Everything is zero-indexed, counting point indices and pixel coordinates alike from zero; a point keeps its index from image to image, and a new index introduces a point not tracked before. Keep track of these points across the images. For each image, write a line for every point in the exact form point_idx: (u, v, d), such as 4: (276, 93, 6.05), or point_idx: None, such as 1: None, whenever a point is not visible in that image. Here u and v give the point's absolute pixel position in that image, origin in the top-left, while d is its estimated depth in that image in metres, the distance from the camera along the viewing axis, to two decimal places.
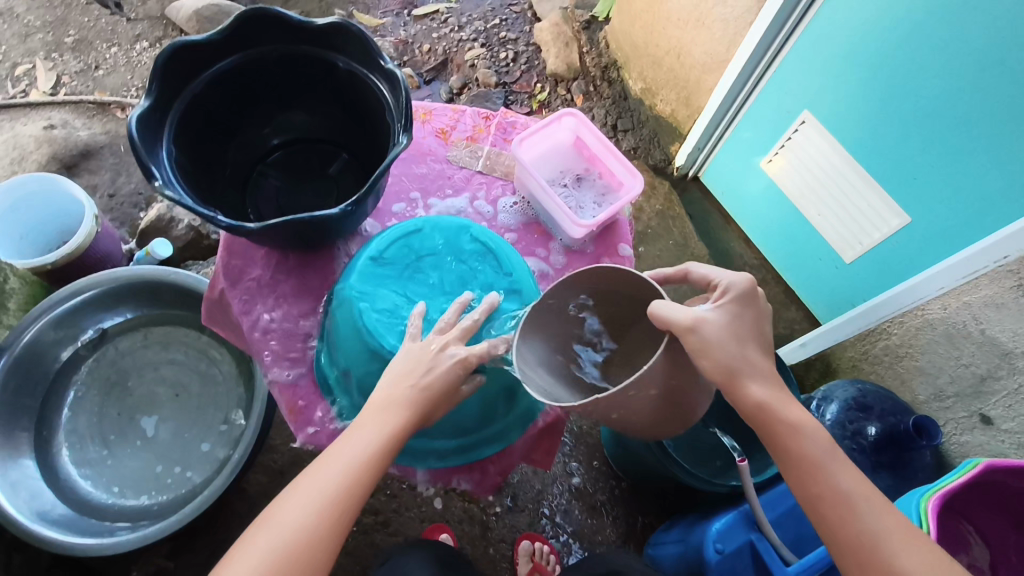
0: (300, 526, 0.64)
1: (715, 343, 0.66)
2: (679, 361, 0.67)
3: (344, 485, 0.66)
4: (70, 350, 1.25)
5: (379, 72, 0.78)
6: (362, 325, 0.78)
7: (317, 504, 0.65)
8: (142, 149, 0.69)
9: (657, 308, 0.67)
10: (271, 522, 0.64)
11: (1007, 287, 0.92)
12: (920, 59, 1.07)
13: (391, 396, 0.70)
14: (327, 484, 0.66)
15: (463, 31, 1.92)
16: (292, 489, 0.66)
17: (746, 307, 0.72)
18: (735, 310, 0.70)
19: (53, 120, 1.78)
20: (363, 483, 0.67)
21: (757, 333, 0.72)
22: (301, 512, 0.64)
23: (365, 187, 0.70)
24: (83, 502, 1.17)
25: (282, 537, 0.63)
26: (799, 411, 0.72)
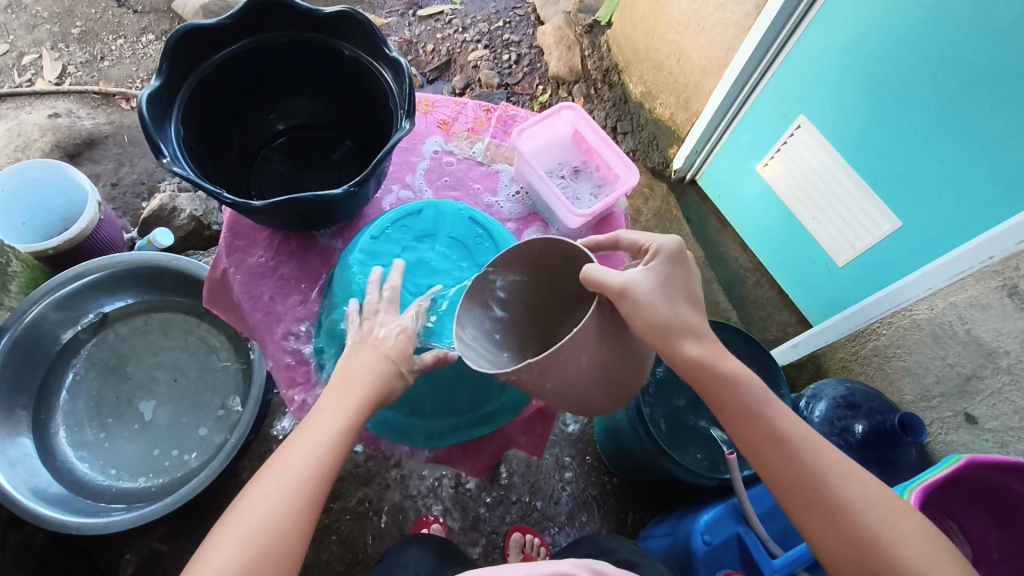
0: (269, 520, 0.60)
1: (652, 304, 0.68)
2: (611, 324, 0.69)
3: (308, 474, 0.63)
4: (71, 332, 1.26)
5: (383, 60, 0.81)
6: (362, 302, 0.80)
7: (282, 497, 0.61)
8: (151, 125, 0.70)
9: (585, 274, 0.68)
10: (235, 521, 0.60)
11: (992, 287, 0.95)
12: (913, 66, 1.10)
13: (349, 376, 0.70)
14: (291, 474, 0.63)
15: (466, 33, 1.95)
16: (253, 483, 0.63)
17: (674, 270, 0.72)
18: (663, 272, 0.71)
19: (58, 109, 1.80)
20: (328, 472, 0.64)
21: (686, 295, 0.73)
22: (266, 506, 0.61)
23: (368, 169, 0.73)
24: (79, 483, 1.18)
25: (250, 533, 0.59)
26: None
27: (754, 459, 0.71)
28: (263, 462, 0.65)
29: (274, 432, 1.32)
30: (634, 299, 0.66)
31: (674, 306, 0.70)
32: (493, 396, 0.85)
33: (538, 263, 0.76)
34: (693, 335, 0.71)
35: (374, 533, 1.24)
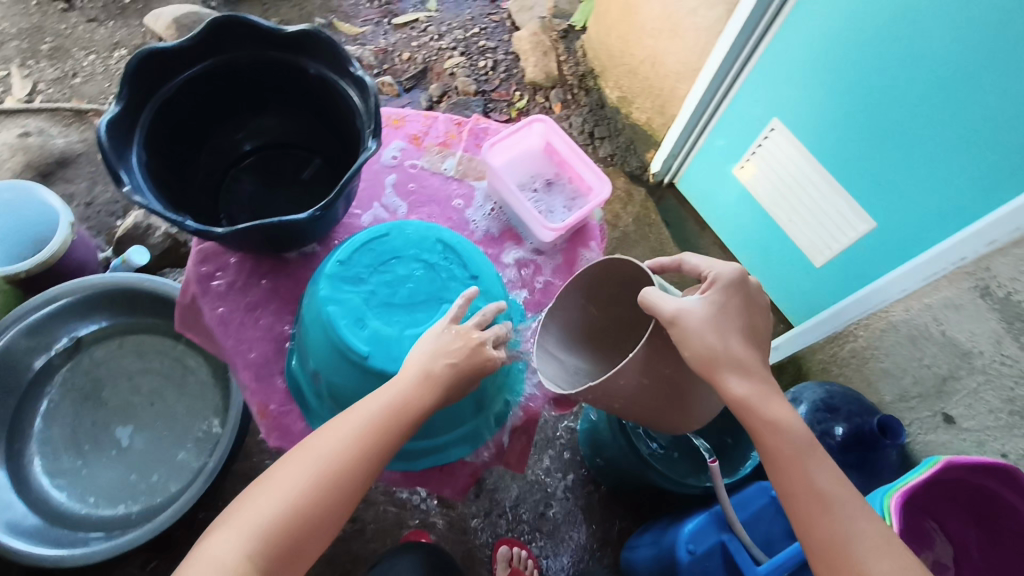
0: (333, 459, 0.70)
1: (702, 333, 0.72)
2: (665, 346, 0.75)
3: (374, 436, 0.71)
4: (44, 358, 1.25)
5: (349, 78, 0.80)
6: (332, 326, 0.79)
7: (348, 450, 0.70)
8: (111, 153, 0.69)
9: (642, 295, 0.74)
10: (305, 459, 0.70)
11: (964, 289, 0.95)
12: (883, 68, 1.10)
13: (431, 367, 0.73)
14: (357, 431, 0.71)
15: (442, 40, 1.94)
16: (325, 428, 0.72)
17: (738, 297, 0.76)
18: (729, 300, 0.75)
19: (29, 127, 1.77)
20: (393, 437, 0.72)
21: (741, 322, 0.75)
22: (332, 453, 0.70)
23: (334, 192, 0.71)
24: (56, 513, 1.16)
25: (312, 472, 0.69)
26: (779, 411, 0.73)
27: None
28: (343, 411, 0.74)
29: (256, 453, 1.30)
30: (682, 327, 0.71)
31: (733, 331, 0.74)
32: (469, 415, 0.84)
33: (602, 284, 0.85)
34: (742, 370, 0.73)
35: (359, 552, 1.23)
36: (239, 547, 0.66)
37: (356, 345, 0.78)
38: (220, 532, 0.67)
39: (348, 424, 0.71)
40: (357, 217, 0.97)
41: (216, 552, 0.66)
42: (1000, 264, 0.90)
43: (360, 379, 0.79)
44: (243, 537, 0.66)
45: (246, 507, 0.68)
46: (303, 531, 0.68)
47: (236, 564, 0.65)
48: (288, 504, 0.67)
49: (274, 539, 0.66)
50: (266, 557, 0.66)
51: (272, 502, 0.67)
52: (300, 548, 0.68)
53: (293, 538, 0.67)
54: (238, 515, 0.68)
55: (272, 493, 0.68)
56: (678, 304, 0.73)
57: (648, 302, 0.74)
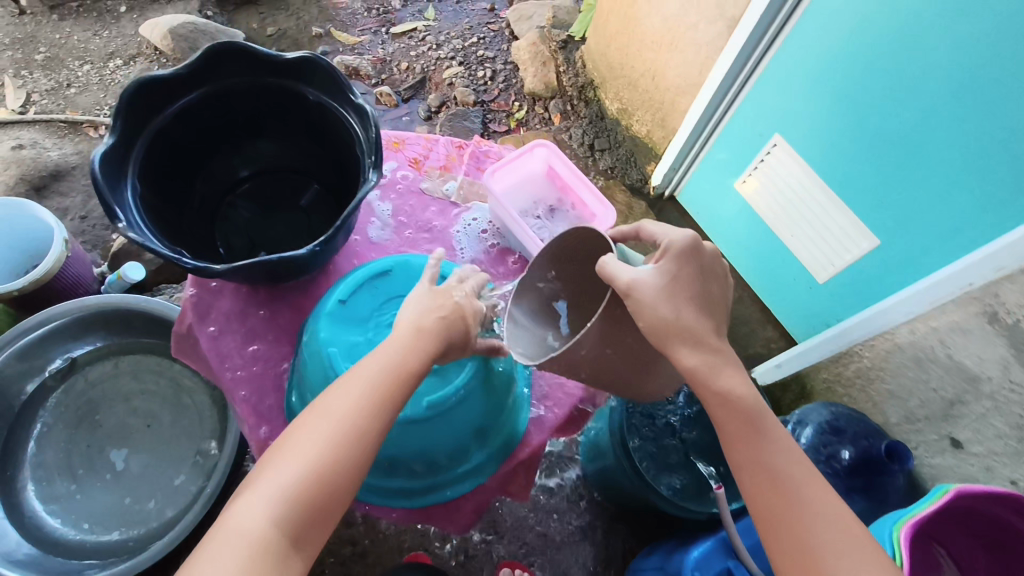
0: (352, 413, 0.65)
1: (657, 305, 0.67)
2: (620, 317, 0.70)
3: (390, 387, 0.67)
4: (36, 382, 1.24)
5: (349, 105, 0.78)
6: (331, 367, 0.76)
7: (367, 401, 0.65)
8: (105, 188, 0.67)
9: (598, 264, 0.70)
10: (323, 417, 0.65)
11: (972, 313, 0.94)
12: (888, 86, 1.09)
13: (422, 323, 0.71)
14: (371, 383, 0.67)
15: (440, 50, 1.93)
16: (338, 386, 0.67)
17: (699, 267, 0.70)
18: (689, 267, 0.69)
19: (22, 139, 1.74)
20: (407, 388, 0.67)
21: (696, 291, 0.69)
22: (351, 407, 0.65)
23: (334, 227, 0.70)
24: (50, 540, 1.15)
25: (333, 428, 0.64)
26: (790, 441, 0.69)
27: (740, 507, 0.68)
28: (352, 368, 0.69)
29: None
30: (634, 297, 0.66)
31: (689, 301, 0.68)
32: (474, 447, 0.83)
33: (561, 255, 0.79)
34: (693, 341, 0.68)
35: None
36: (266, 511, 0.60)
37: None
38: (241, 502, 0.61)
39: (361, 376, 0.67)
40: (358, 240, 0.96)
41: (240, 521, 0.59)
42: (1008, 290, 0.89)
43: None
44: (268, 502, 0.60)
45: (267, 472, 0.62)
46: (331, 489, 0.63)
47: (262, 531, 0.59)
48: (312, 463, 0.62)
49: (303, 500, 0.61)
50: (295, 520, 0.61)
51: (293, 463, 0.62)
52: (329, 507, 0.63)
53: (323, 498, 0.62)
54: (258, 482, 0.62)
55: (292, 454, 0.63)
56: (633, 274, 0.68)
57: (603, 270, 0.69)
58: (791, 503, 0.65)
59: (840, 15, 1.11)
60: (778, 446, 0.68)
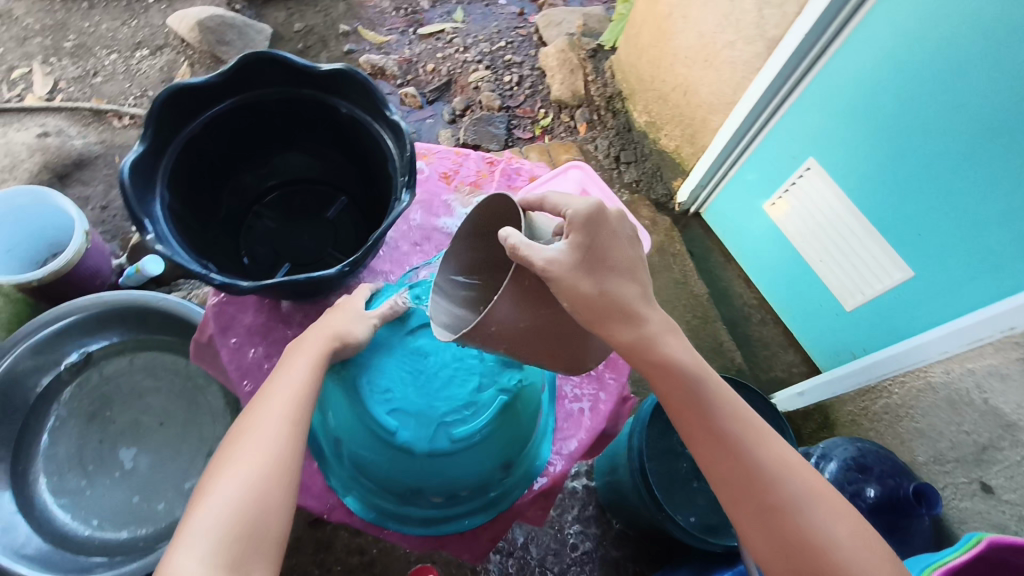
0: (258, 438, 0.66)
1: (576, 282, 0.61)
2: (535, 293, 0.63)
3: (297, 407, 0.69)
4: (51, 376, 1.23)
5: (383, 121, 0.77)
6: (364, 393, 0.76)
7: (279, 424, 0.67)
8: (133, 198, 0.66)
9: (505, 245, 0.60)
10: (241, 448, 0.65)
11: (1012, 358, 0.91)
12: (928, 119, 1.06)
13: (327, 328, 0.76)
14: (273, 407, 0.69)
15: (467, 52, 1.91)
16: (244, 423, 0.68)
17: (609, 236, 0.64)
18: (599, 237, 0.63)
19: (48, 127, 1.75)
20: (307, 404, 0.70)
21: (619, 261, 0.64)
22: (266, 433, 0.66)
23: (364, 247, 0.69)
24: (60, 535, 1.15)
25: (244, 457, 0.65)
26: (826, 488, 0.67)
27: (748, 533, 0.66)
28: (253, 401, 0.71)
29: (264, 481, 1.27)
30: (551, 274, 0.59)
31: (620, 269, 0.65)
32: (498, 479, 0.81)
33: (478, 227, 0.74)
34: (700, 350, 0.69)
35: None
36: (199, 554, 0.59)
37: (383, 426, 0.74)
38: (175, 556, 0.60)
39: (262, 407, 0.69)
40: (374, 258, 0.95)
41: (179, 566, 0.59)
42: None
43: (385, 453, 0.76)
44: (204, 538, 0.60)
45: (194, 521, 0.62)
46: (259, 513, 0.62)
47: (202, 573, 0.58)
48: (240, 492, 0.62)
49: (236, 533, 0.61)
50: (232, 553, 0.60)
51: (223, 496, 0.62)
52: (266, 531, 0.62)
53: (254, 525, 0.62)
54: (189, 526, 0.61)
55: (213, 492, 0.63)
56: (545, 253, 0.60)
57: (510, 250, 0.60)
58: (818, 534, 0.63)
59: (885, 40, 1.07)
60: (812, 493, 0.66)
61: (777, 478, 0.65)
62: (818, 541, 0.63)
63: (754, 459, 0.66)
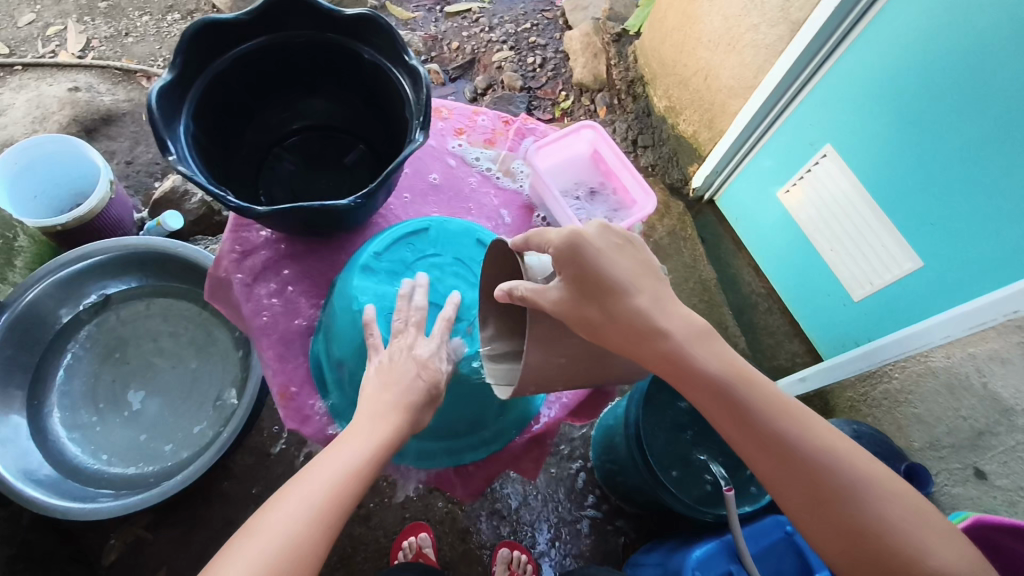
0: (284, 535, 0.57)
1: (584, 306, 0.63)
2: (552, 332, 0.67)
3: (326, 506, 0.60)
4: (72, 313, 1.27)
5: (402, 66, 0.78)
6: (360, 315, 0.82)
7: (298, 523, 0.58)
8: (159, 122, 0.69)
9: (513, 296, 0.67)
10: (256, 543, 0.56)
11: (1013, 343, 0.92)
12: (948, 107, 1.06)
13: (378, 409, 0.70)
14: (309, 496, 0.60)
15: (492, 33, 1.92)
16: (268, 508, 0.60)
17: (599, 257, 0.62)
18: (579, 254, 0.62)
19: (79, 83, 1.79)
20: (347, 499, 0.62)
21: (622, 264, 0.63)
22: (282, 526, 0.58)
23: (377, 181, 0.71)
24: (70, 465, 1.18)
25: (260, 548, 0.56)
26: None
27: (798, 519, 0.62)
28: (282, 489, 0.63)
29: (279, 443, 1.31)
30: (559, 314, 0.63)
31: (632, 285, 0.62)
32: (493, 418, 0.87)
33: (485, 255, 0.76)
34: None
35: (362, 537, 1.24)
36: None
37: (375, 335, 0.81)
38: None
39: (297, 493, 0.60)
40: (434, 180, 1.03)
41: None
42: None
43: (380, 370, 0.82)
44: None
45: None
46: None
47: None
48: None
49: None
50: None
51: None
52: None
53: None
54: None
55: None
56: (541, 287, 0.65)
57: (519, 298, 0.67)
58: (870, 519, 0.59)
59: (908, 27, 1.07)
60: None
61: (829, 470, 0.60)
62: (870, 530, 0.58)
63: (801, 455, 0.60)
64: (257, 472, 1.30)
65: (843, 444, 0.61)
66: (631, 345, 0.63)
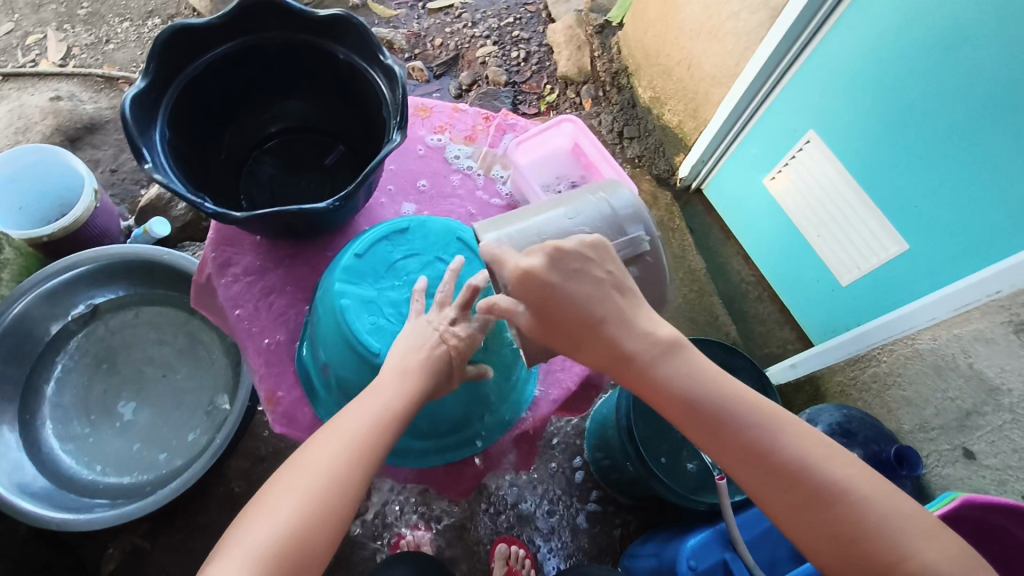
0: (330, 471, 0.63)
1: (556, 331, 0.67)
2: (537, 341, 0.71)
3: (366, 442, 0.66)
4: (60, 324, 1.26)
5: (377, 66, 0.78)
6: (344, 322, 0.81)
7: (335, 460, 0.63)
8: (134, 130, 0.68)
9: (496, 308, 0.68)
10: (304, 475, 0.63)
11: (997, 322, 0.93)
12: (926, 90, 1.06)
13: (405, 364, 0.72)
14: (352, 434, 0.66)
15: (476, 28, 1.91)
16: (314, 441, 0.66)
17: (557, 285, 0.65)
18: (533, 295, 0.66)
19: (61, 92, 1.78)
20: (388, 434, 0.67)
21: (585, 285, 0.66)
22: (328, 460, 0.63)
23: (355, 183, 0.71)
24: (63, 477, 1.18)
25: (310, 480, 0.62)
26: None
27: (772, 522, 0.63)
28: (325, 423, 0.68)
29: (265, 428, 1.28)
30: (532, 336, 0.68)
31: (598, 308, 0.65)
32: (482, 416, 0.88)
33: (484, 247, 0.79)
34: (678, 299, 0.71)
35: (360, 538, 1.24)
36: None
37: (364, 345, 0.80)
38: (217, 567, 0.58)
39: (340, 434, 0.66)
40: (422, 186, 1.03)
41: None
42: None
43: (368, 377, 0.81)
44: (242, 566, 0.57)
45: (241, 537, 0.59)
46: (311, 544, 0.60)
47: None
48: (286, 528, 0.59)
49: (279, 561, 0.58)
50: None
51: (277, 518, 0.60)
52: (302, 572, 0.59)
53: (303, 557, 0.59)
54: (228, 551, 0.59)
55: (268, 520, 0.60)
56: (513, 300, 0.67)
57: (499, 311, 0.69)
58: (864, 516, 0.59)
59: (885, 10, 1.07)
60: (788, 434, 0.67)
61: (805, 472, 0.61)
62: (849, 527, 0.59)
63: (773, 458, 0.61)
64: (253, 477, 1.30)
65: (821, 448, 0.62)
66: (611, 363, 0.66)
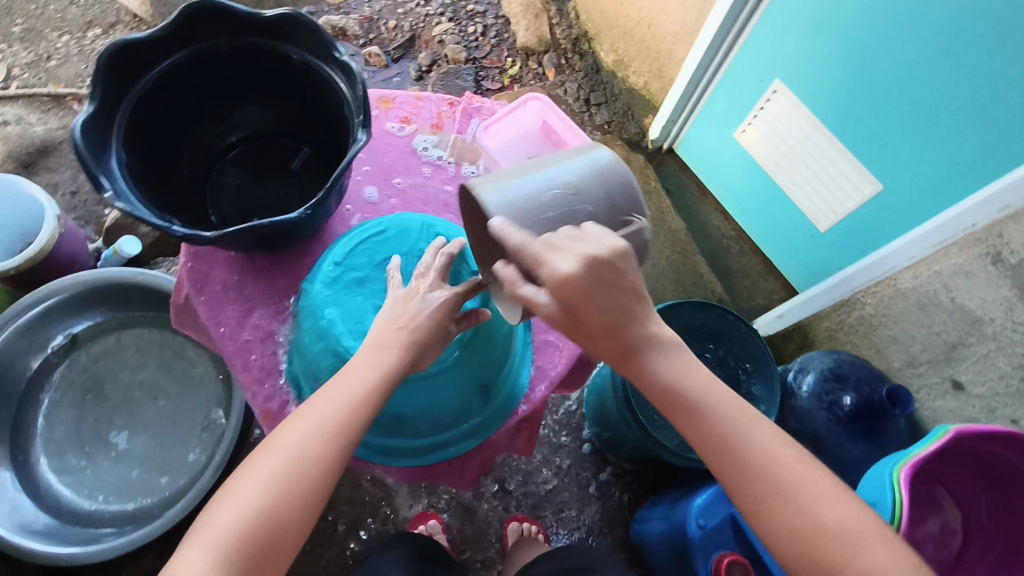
0: (299, 455, 0.64)
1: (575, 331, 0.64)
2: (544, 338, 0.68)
3: (338, 426, 0.66)
4: (40, 358, 1.24)
5: (333, 63, 0.76)
6: (330, 331, 0.81)
7: (304, 443, 0.64)
8: (88, 156, 0.65)
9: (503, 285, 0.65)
10: (273, 459, 0.63)
11: (975, 255, 0.94)
12: (887, 30, 1.06)
13: (381, 339, 0.71)
14: (323, 418, 0.66)
15: (429, 5, 1.85)
16: (287, 424, 0.67)
17: (595, 295, 0.60)
18: (564, 303, 0.61)
19: (7, 116, 1.71)
20: (363, 417, 0.67)
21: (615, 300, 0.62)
22: (297, 444, 0.64)
23: (325, 188, 0.69)
24: (65, 511, 1.17)
25: (277, 463, 0.63)
26: None
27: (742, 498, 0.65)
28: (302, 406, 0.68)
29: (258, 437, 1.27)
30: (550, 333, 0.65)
31: (617, 309, 0.62)
32: (477, 407, 0.87)
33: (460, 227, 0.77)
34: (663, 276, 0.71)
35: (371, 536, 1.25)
36: (209, 560, 0.58)
37: (347, 348, 0.79)
38: (185, 553, 0.59)
39: (312, 419, 0.65)
40: (398, 184, 1.01)
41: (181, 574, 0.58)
42: (1013, 230, 0.89)
43: None
44: (207, 552, 0.58)
45: (208, 522, 0.61)
46: (277, 528, 0.61)
47: None
48: (253, 509, 0.60)
49: (243, 544, 0.59)
50: (236, 564, 0.59)
51: (242, 502, 0.61)
52: (273, 553, 0.61)
53: (270, 541, 0.60)
54: (196, 534, 0.61)
55: (232, 505, 0.61)
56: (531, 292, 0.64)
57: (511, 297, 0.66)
58: None
59: None
60: None
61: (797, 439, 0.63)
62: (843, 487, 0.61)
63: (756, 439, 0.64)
64: None
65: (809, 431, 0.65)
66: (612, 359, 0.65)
